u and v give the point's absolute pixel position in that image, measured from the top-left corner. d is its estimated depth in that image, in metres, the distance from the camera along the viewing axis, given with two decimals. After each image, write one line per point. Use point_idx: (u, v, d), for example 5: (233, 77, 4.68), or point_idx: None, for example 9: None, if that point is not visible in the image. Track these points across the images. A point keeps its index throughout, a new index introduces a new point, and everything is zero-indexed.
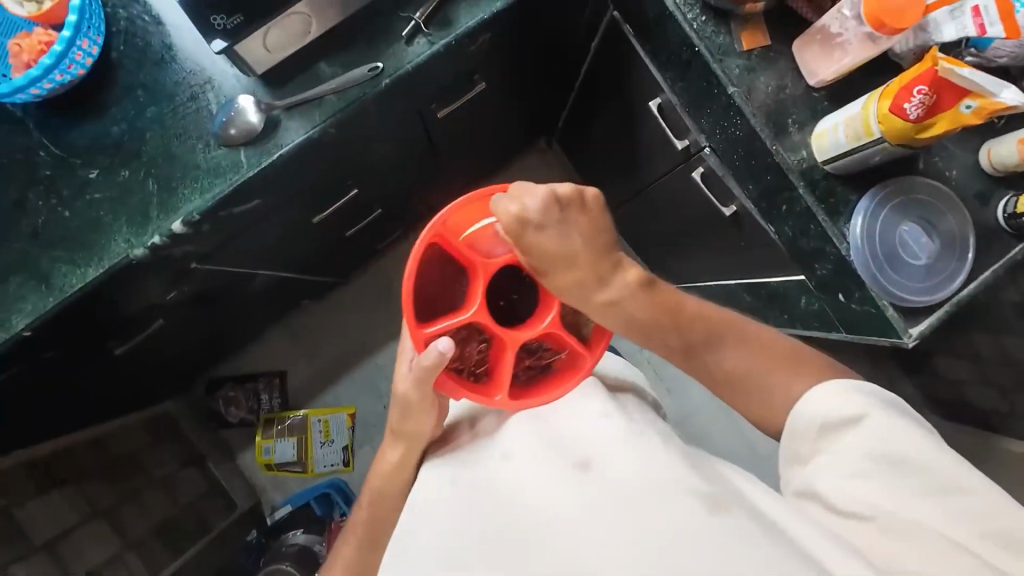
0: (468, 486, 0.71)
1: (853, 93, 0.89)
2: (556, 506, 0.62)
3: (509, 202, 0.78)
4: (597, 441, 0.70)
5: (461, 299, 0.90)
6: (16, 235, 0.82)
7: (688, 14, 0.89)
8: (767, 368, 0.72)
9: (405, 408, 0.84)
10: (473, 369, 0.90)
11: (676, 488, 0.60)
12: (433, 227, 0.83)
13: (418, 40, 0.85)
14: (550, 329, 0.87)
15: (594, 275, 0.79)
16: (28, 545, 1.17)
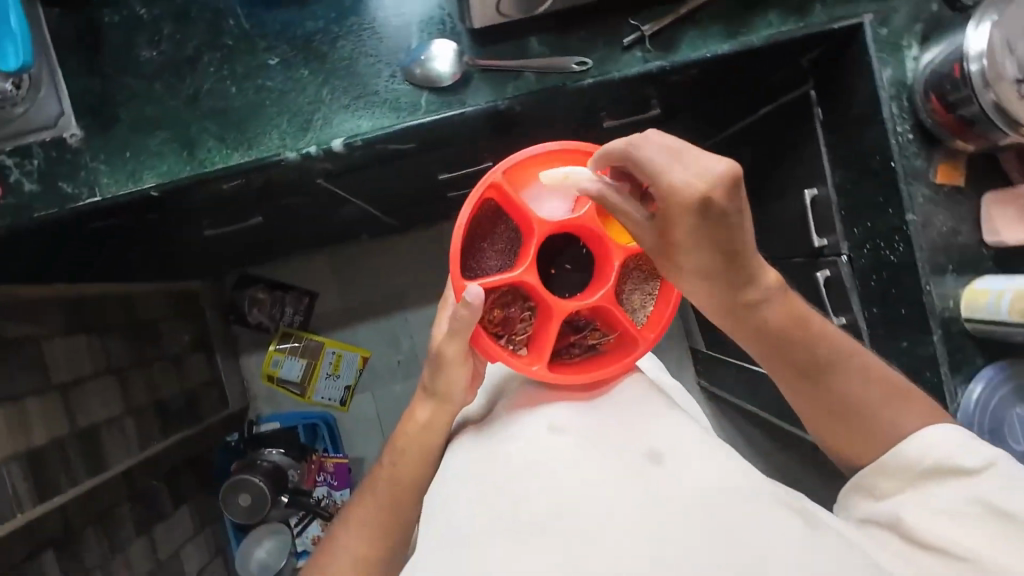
0: (504, 462, 0.57)
1: (1017, 265, 0.88)
2: (615, 501, 0.50)
3: (667, 177, 0.53)
4: (662, 432, 0.58)
5: (506, 258, 0.80)
6: (175, 94, 0.78)
7: (898, 127, 0.86)
8: (890, 407, 0.59)
9: (437, 361, 0.73)
10: (513, 338, 0.79)
11: (772, 497, 0.49)
12: (492, 173, 0.74)
13: (634, 53, 0.81)
14: (605, 301, 0.76)
15: (732, 289, 0.58)
16: (43, 381, 1.12)
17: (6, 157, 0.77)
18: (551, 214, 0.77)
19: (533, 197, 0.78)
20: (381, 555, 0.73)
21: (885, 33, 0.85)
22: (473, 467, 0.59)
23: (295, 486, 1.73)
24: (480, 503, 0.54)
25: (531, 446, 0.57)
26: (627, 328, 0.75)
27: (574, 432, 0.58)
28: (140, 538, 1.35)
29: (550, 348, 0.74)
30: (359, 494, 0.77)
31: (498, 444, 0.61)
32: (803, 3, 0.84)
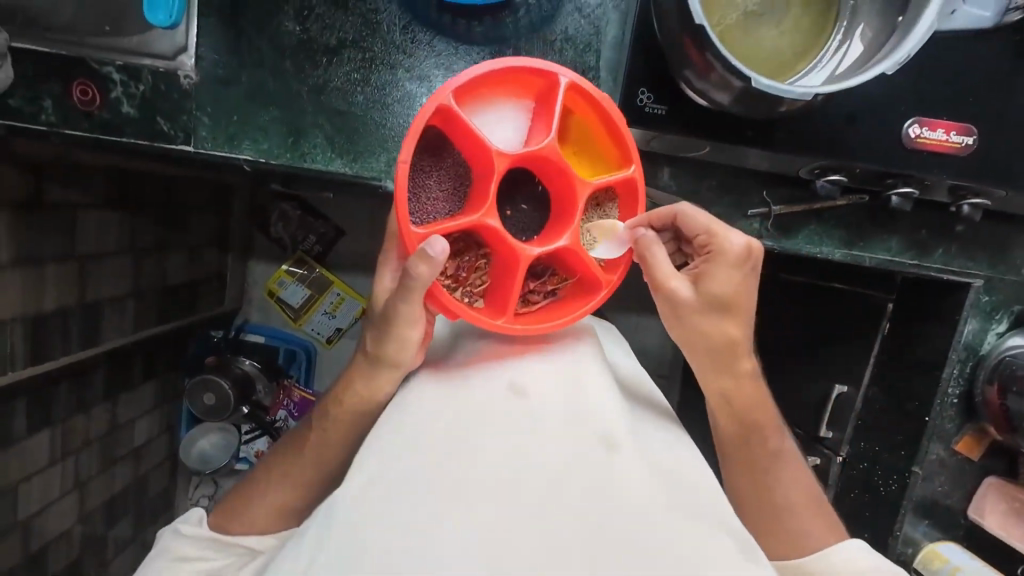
0: (460, 416, 0.55)
1: (979, 542, 0.93)
2: (568, 478, 0.49)
3: (725, 235, 0.64)
4: (614, 412, 0.55)
5: (452, 193, 0.64)
6: (302, 78, 0.75)
7: (949, 388, 0.88)
8: (807, 509, 0.71)
9: (389, 323, 0.62)
10: (466, 290, 0.66)
11: (696, 505, 0.51)
12: (440, 95, 0.57)
13: (754, 223, 0.78)
14: (567, 248, 0.62)
15: (725, 352, 0.65)
16: (66, 248, 1.10)
17: (115, 71, 0.73)
18: (505, 144, 0.62)
19: (482, 123, 0.61)
20: (298, 507, 0.71)
21: (985, 301, 0.85)
22: (436, 410, 0.56)
23: (258, 401, 1.60)
24: (430, 457, 0.51)
25: (488, 408, 0.55)
26: (592, 273, 0.64)
27: (537, 397, 0.56)
28: (104, 403, 1.33)
29: (511, 296, 0.62)
30: (281, 457, 0.73)
31: (456, 396, 0.57)
32: (929, 241, 0.82)
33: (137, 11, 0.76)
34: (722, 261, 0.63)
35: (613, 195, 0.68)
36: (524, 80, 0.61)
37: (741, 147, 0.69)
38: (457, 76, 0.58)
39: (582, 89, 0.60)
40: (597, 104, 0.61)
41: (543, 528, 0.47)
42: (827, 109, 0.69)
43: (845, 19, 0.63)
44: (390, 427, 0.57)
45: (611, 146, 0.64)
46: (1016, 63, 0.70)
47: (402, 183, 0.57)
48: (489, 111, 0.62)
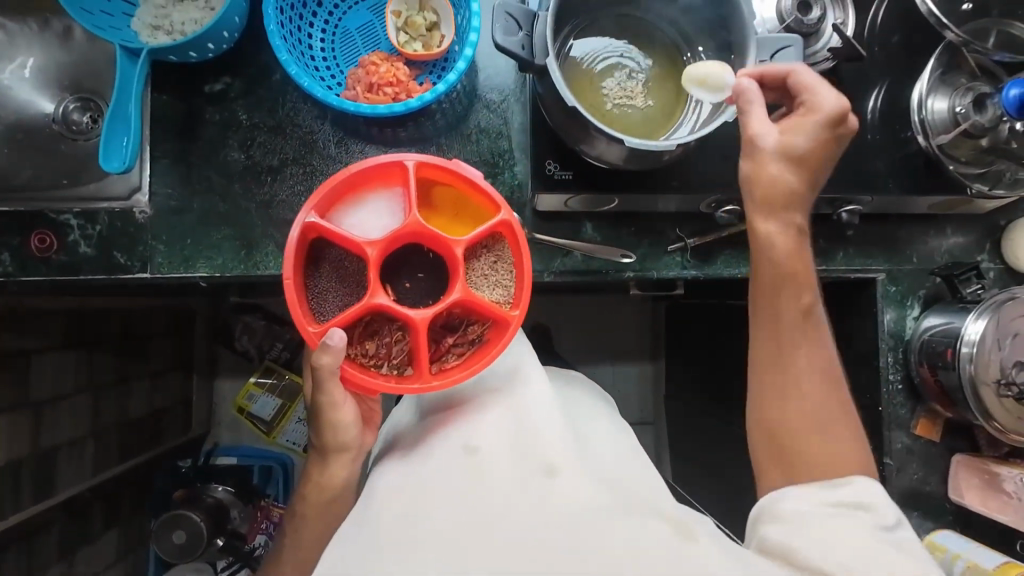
0: (418, 481, 0.56)
1: (972, 524, 0.94)
2: (523, 517, 0.50)
3: (824, 92, 0.66)
4: (556, 443, 0.58)
5: (351, 286, 0.70)
6: (249, 197, 0.83)
7: (889, 375, 0.94)
8: (827, 456, 0.64)
9: (318, 415, 0.67)
10: (390, 364, 0.69)
11: (641, 504, 0.53)
12: (307, 212, 0.66)
13: (674, 255, 0.88)
14: (459, 297, 0.66)
15: (788, 273, 0.68)
16: (20, 396, 1.07)
17: (72, 217, 0.80)
18: (382, 231, 0.69)
19: (352, 222, 0.68)
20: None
21: (893, 290, 0.94)
22: (397, 486, 0.57)
23: (235, 530, 1.50)
24: (390, 523, 0.52)
25: (445, 469, 0.56)
26: (494, 313, 0.66)
27: (489, 449, 0.57)
28: (60, 562, 1.20)
29: (422, 357, 0.64)
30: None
31: (414, 467, 0.58)
32: (829, 248, 0.93)
33: (95, 163, 0.84)
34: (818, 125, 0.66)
35: (500, 238, 0.72)
36: (380, 177, 0.70)
37: (644, 195, 0.80)
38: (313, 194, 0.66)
39: (430, 165, 0.68)
40: (448, 171, 0.68)
41: (502, 551, 0.47)
42: (703, 153, 0.81)
43: None
44: (358, 513, 0.57)
45: (481, 199, 0.70)
46: (843, 97, 0.86)
47: (290, 293, 0.63)
48: (360, 207, 0.70)
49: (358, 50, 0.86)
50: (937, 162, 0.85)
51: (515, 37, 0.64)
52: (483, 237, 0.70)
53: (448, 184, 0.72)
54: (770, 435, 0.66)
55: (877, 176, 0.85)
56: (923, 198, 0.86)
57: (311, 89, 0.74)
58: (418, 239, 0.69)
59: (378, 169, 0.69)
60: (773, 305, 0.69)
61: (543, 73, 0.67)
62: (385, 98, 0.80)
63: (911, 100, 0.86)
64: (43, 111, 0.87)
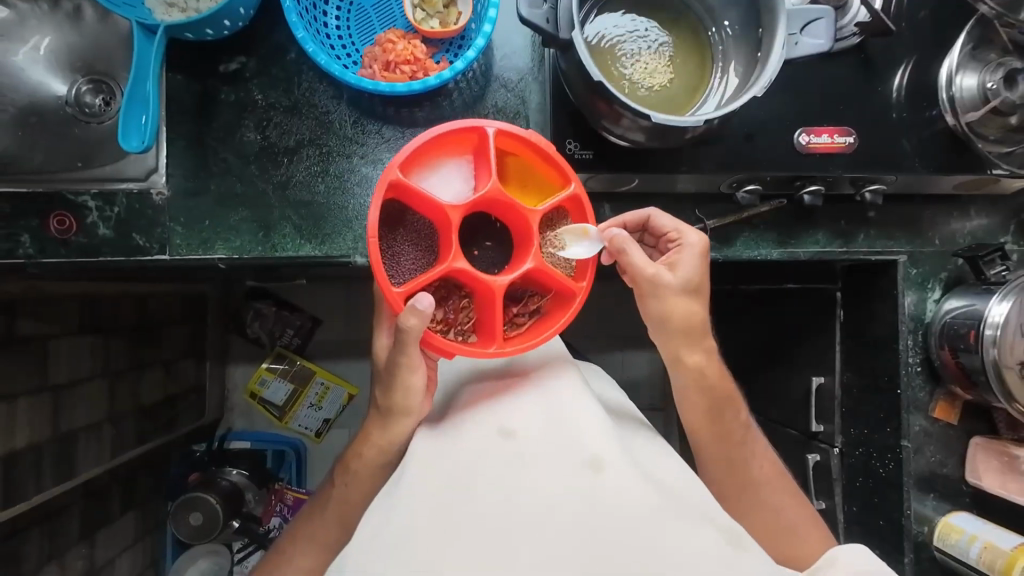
0: (453, 467, 0.54)
1: (990, 507, 0.94)
2: (562, 510, 0.49)
3: (685, 232, 0.75)
4: (599, 435, 0.55)
5: (425, 250, 0.70)
6: (266, 178, 0.82)
7: (908, 358, 0.93)
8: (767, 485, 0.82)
9: (392, 375, 0.65)
10: (457, 329, 0.70)
11: (685, 505, 0.52)
12: (390, 171, 0.63)
13: None
14: (536, 267, 0.66)
15: (695, 332, 0.74)
16: (39, 380, 1.08)
17: (90, 199, 0.80)
18: (456, 196, 0.68)
19: (432, 186, 0.68)
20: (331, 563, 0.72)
21: (914, 273, 0.93)
22: (432, 464, 0.56)
23: (250, 513, 1.51)
24: (424, 508, 0.51)
25: (479, 453, 0.54)
26: (565, 285, 0.68)
27: (526, 435, 0.55)
28: (80, 543, 1.22)
29: (499, 322, 0.66)
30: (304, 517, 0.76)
31: (451, 449, 0.57)
32: (849, 230, 0.92)
33: (111, 145, 0.84)
34: (688, 257, 0.73)
35: (564, 213, 0.72)
36: (458, 140, 0.68)
37: (666, 175, 0.79)
38: (398, 153, 0.65)
39: (510, 133, 0.66)
40: (524, 141, 0.67)
41: (539, 548, 0.48)
42: (725, 133, 0.80)
43: (719, 61, 0.76)
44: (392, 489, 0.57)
45: (550, 171, 0.70)
46: (868, 75, 0.84)
47: (374, 252, 0.61)
48: (436, 172, 0.69)
49: (373, 28, 0.84)
50: (964, 141, 0.83)
51: (539, 9, 0.63)
52: (551, 210, 0.70)
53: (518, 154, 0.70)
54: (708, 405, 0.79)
55: (901, 155, 0.84)
56: (948, 178, 0.85)
57: (329, 66, 0.73)
58: (494, 207, 0.69)
59: (457, 134, 0.67)
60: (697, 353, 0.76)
61: (567, 48, 0.65)
62: (402, 76, 0.79)
63: (938, 78, 0.84)
64: (56, 93, 0.86)
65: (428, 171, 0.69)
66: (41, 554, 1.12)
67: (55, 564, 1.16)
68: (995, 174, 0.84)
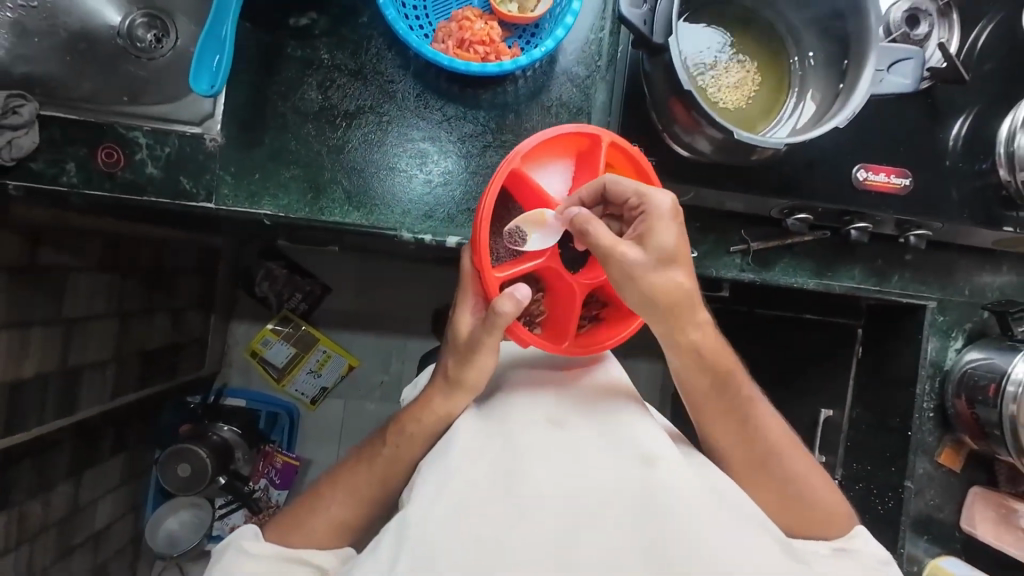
0: (502, 446, 0.55)
1: (979, 555, 0.97)
2: (616, 495, 0.50)
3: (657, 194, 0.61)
4: (652, 435, 0.56)
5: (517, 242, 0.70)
6: (322, 139, 0.81)
7: (923, 403, 0.95)
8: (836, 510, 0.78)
9: (470, 350, 0.62)
10: (527, 318, 0.71)
11: (735, 507, 0.53)
12: (512, 161, 0.64)
13: (735, 257, 0.87)
14: None
15: (675, 266, 0.58)
16: (54, 311, 1.06)
17: (141, 135, 0.78)
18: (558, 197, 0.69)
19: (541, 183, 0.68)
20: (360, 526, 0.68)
21: (940, 320, 0.95)
22: (482, 439, 0.57)
23: (237, 471, 1.51)
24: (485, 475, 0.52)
25: (532, 437, 0.55)
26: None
27: (577, 426, 0.57)
28: (69, 481, 1.20)
29: (574, 324, 0.67)
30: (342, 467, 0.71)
31: (509, 426, 0.57)
32: (885, 269, 0.93)
33: (165, 84, 0.83)
34: (664, 223, 0.58)
35: None
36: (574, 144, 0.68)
37: (724, 191, 0.79)
38: (521, 144, 0.65)
39: (621, 146, 0.66)
40: (630, 158, 0.68)
41: (594, 536, 0.48)
42: (787, 158, 0.80)
43: (795, 87, 0.76)
44: (444, 454, 0.57)
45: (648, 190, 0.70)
46: (929, 120, 0.85)
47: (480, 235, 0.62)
48: (544, 170, 0.69)
49: (449, 2, 0.83)
50: (1014, 198, 0.85)
51: (638, 9, 0.62)
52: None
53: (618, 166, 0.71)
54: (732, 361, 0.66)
55: (948, 203, 0.85)
56: (990, 232, 0.86)
57: (406, 35, 0.73)
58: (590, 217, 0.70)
59: (574, 136, 0.67)
60: (668, 320, 0.59)
61: (656, 52, 0.65)
62: (476, 56, 0.78)
63: (996, 132, 0.85)
64: (108, 21, 0.85)
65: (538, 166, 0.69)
66: (31, 485, 1.10)
67: (42, 498, 1.13)
68: None
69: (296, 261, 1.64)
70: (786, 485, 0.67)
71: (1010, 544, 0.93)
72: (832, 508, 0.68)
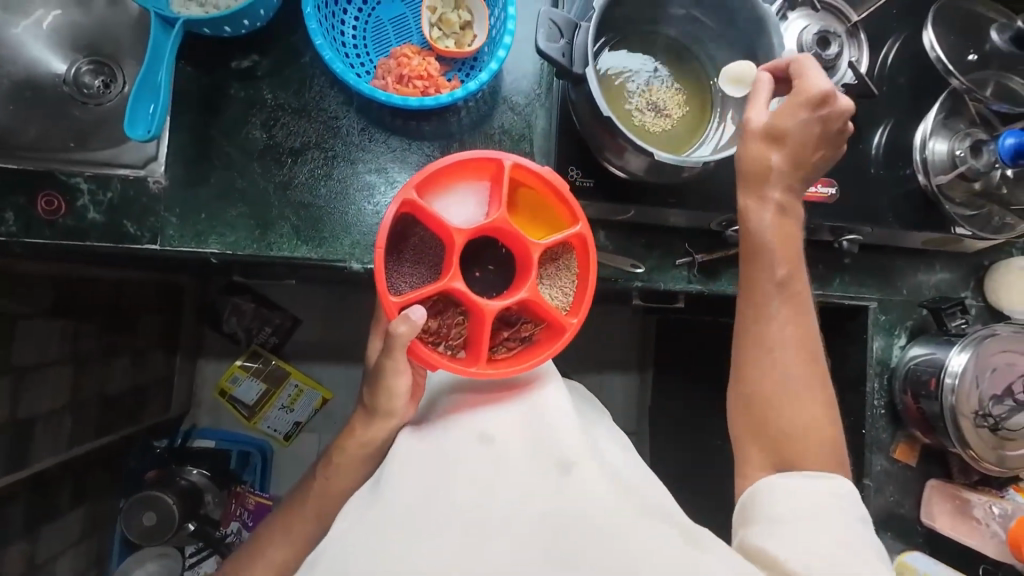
0: (427, 462, 0.56)
1: (941, 547, 0.98)
2: (528, 502, 0.52)
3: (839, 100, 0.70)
4: (573, 439, 0.57)
5: (428, 268, 0.71)
6: (269, 176, 0.82)
7: (874, 400, 0.98)
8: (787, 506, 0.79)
9: (377, 376, 0.65)
10: (447, 343, 0.70)
11: (651, 506, 0.53)
12: (405, 191, 0.66)
13: (681, 269, 0.90)
14: (527, 296, 0.66)
15: (797, 167, 0.71)
16: (4, 361, 1.03)
17: (82, 181, 0.78)
18: (466, 221, 0.69)
19: (444, 210, 0.69)
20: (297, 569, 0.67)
21: (883, 318, 0.98)
22: (411, 453, 0.58)
23: (208, 515, 1.45)
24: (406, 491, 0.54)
25: (455, 452, 0.56)
26: (555, 318, 0.67)
27: (499, 437, 0.58)
28: (22, 539, 1.14)
29: (484, 345, 0.66)
30: (280, 511, 0.71)
31: (437, 443, 0.59)
32: (826, 273, 0.96)
33: (108, 129, 0.83)
34: (832, 159, 0.72)
35: (569, 248, 0.73)
36: (475, 169, 0.70)
37: (661, 207, 0.82)
38: (416, 173, 0.67)
39: (523, 166, 0.68)
40: (537, 175, 0.69)
41: (504, 542, 0.49)
42: (719, 173, 0.84)
43: (718, 107, 0.80)
44: (378, 478, 0.58)
45: (559, 206, 0.71)
46: (851, 132, 0.90)
47: (378, 261, 0.63)
48: (450, 196, 0.71)
49: (389, 41, 0.86)
50: (934, 201, 0.90)
51: (556, 43, 0.66)
52: (556, 244, 0.70)
53: (529, 186, 0.72)
54: (801, 336, 0.69)
55: (876, 209, 0.89)
56: (916, 233, 0.91)
57: (344, 74, 0.75)
58: (500, 238, 0.70)
59: (474, 162, 0.69)
60: (780, 224, 0.72)
61: (579, 82, 0.69)
62: (415, 91, 0.81)
63: (913, 140, 0.91)
64: (54, 70, 0.85)
65: (441, 193, 0.70)
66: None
67: None
68: (956, 233, 0.89)
69: (263, 295, 1.63)
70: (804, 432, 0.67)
71: (968, 533, 0.96)
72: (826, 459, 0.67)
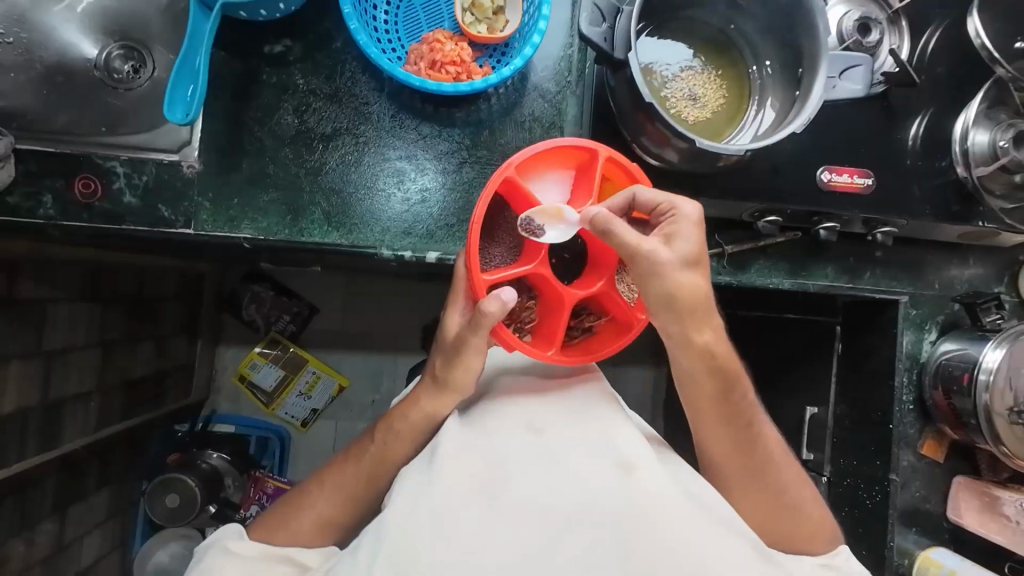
0: (479, 454, 0.56)
1: (967, 544, 0.98)
2: (590, 497, 0.52)
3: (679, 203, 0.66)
4: (629, 440, 0.58)
5: (511, 250, 0.72)
6: (299, 162, 0.82)
7: (902, 396, 0.97)
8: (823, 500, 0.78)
9: (455, 350, 0.63)
10: (516, 326, 0.72)
11: (708, 510, 0.55)
12: (505, 170, 0.66)
13: (711, 260, 0.89)
14: (607, 289, 0.68)
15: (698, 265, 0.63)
16: (34, 345, 1.04)
17: (118, 165, 0.79)
18: (553, 208, 0.70)
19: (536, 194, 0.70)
20: (348, 522, 0.68)
21: (913, 313, 0.97)
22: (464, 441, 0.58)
23: (228, 499, 1.48)
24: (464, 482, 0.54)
25: (510, 445, 0.56)
26: (626, 311, 0.69)
27: (555, 431, 0.58)
28: (52, 518, 1.16)
29: (562, 331, 0.68)
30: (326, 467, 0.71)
31: (489, 433, 0.58)
32: (857, 267, 0.95)
33: (141, 114, 0.84)
34: (691, 231, 0.63)
35: None
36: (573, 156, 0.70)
37: (696, 196, 0.81)
38: (516, 154, 0.67)
39: (617, 161, 0.69)
40: (628, 171, 0.70)
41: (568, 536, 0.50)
42: (754, 163, 0.83)
43: (756, 96, 0.79)
44: (427, 460, 0.58)
45: None
46: (888, 122, 0.88)
47: (472, 237, 0.64)
48: (540, 181, 0.71)
49: (420, 26, 0.86)
50: (972, 193, 0.88)
51: (598, 27, 0.65)
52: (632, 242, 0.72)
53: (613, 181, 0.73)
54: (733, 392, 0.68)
55: (912, 201, 0.88)
56: (952, 226, 0.89)
57: (378, 59, 0.75)
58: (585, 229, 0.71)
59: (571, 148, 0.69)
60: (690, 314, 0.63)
61: (619, 67, 0.68)
62: (447, 77, 0.80)
63: (953, 131, 0.89)
64: (87, 55, 0.86)
65: (535, 177, 0.71)
66: (13, 523, 1.07)
67: (24, 536, 1.10)
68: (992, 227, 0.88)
69: (282, 283, 1.64)
70: (777, 496, 0.70)
71: (995, 530, 0.95)
72: (811, 519, 0.71)
